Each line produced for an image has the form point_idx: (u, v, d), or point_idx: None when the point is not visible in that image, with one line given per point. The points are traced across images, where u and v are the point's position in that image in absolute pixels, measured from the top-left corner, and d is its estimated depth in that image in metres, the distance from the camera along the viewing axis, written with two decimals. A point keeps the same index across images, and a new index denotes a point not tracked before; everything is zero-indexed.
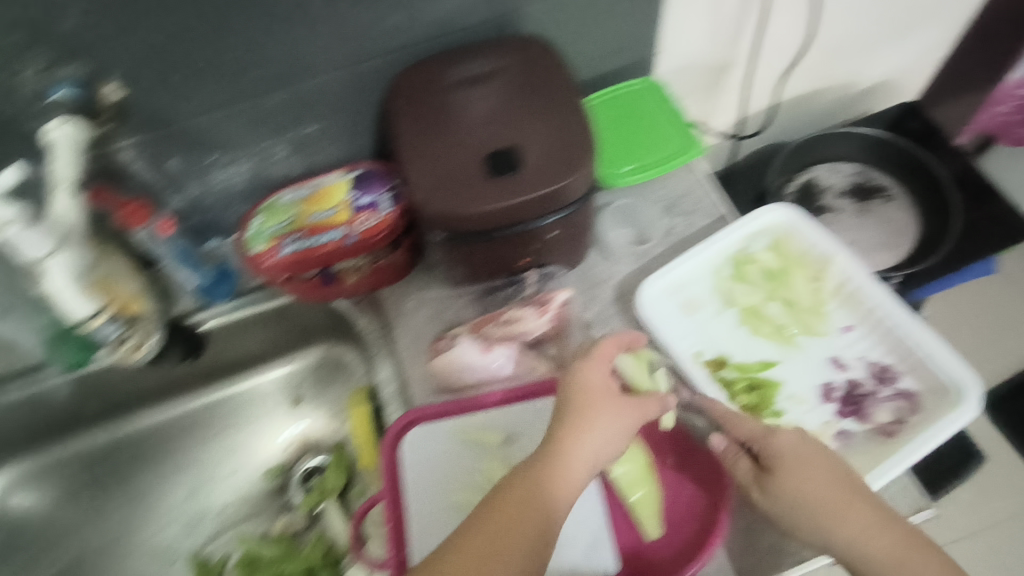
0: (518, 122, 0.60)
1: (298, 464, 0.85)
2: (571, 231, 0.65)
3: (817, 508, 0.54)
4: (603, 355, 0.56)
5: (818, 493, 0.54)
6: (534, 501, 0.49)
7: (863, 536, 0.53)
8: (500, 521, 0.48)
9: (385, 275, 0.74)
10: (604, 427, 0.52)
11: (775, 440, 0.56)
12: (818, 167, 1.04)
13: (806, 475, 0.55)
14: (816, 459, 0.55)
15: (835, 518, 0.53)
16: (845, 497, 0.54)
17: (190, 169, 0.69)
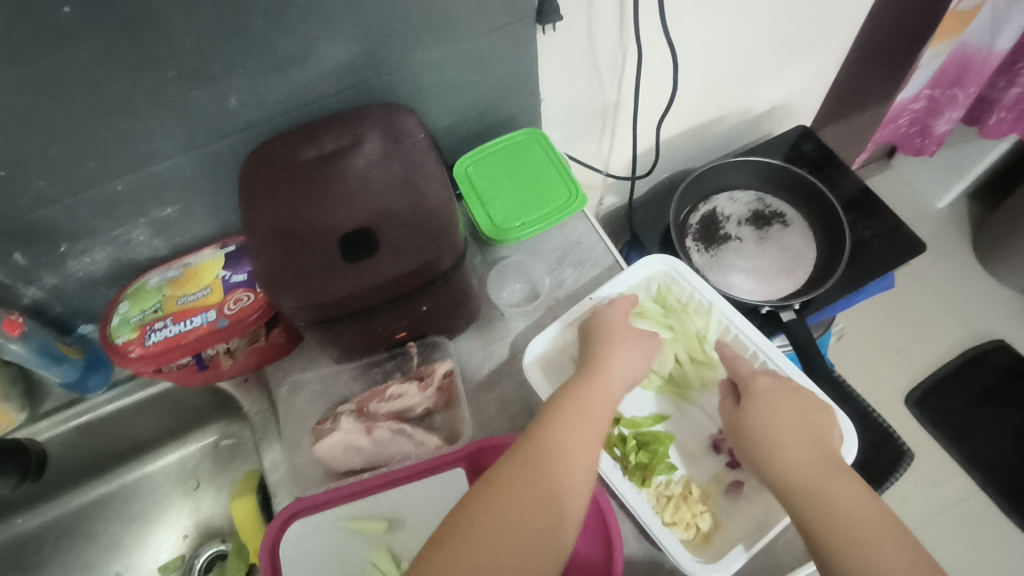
0: (372, 200, 0.58)
1: (197, 554, 0.80)
2: (446, 301, 0.63)
3: (771, 433, 0.55)
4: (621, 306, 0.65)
5: (777, 422, 0.55)
6: (569, 439, 0.51)
7: (801, 461, 0.52)
8: (534, 467, 0.48)
9: (268, 354, 0.70)
10: (625, 364, 0.58)
11: (757, 381, 0.59)
12: (717, 197, 1.07)
13: (777, 409, 0.56)
14: (788, 398, 0.57)
15: (778, 442, 0.54)
16: (801, 430, 0.54)
17: (40, 261, 0.65)
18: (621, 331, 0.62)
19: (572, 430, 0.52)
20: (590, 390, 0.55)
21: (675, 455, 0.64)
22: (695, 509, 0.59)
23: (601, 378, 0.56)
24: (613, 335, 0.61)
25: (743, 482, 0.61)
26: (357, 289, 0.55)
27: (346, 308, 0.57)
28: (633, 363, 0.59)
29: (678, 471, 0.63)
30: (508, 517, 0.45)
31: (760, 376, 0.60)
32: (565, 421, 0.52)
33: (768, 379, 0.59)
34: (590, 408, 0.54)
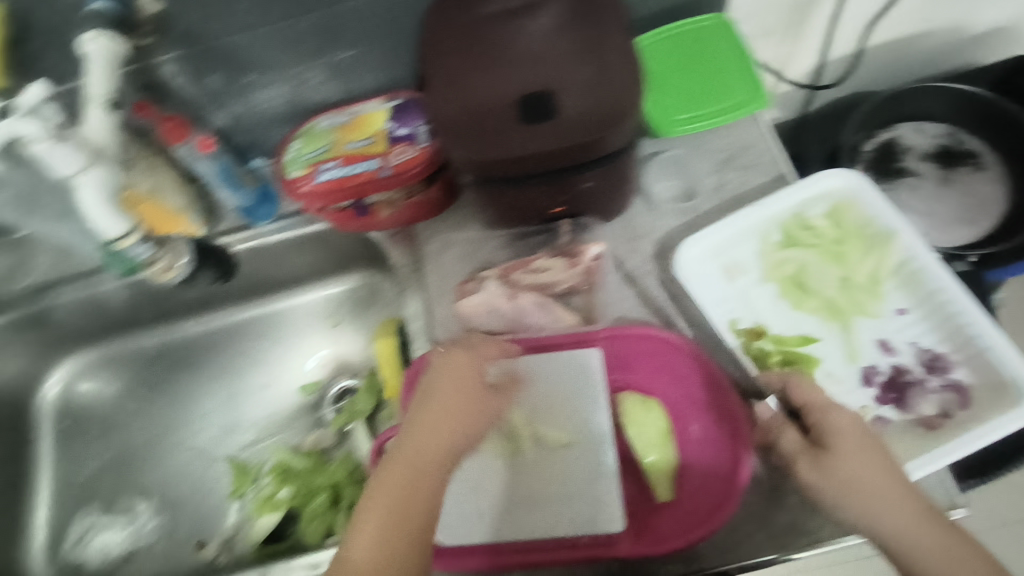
0: (554, 64, 0.53)
1: (333, 383, 0.88)
2: (609, 181, 0.60)
3: (863, 484, 0.48)
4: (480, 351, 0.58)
5: (874, 474, 0.48)
6: (417, 475, 0.50)
7: (910, 526, 0.47)
8: (392, 505, 0.49)
9: (420, 211, 0.72)
10: (469, 391, 0.55)
11: (835, 416, 0.51)
12: (903, 125, 0.92)
13: (866, 455, 0.49)
14: (866, 438, 0.50)
15: (879, 496, 0.48)
16: (893, 477, 0.49)
17: (231, 87, 0.69)
18: (449, 365, 0.56)
19: (417, 471, 0.51)
20: (437, 419, 0.53)
21: (821, 379, 0.61)
22: None
23: (441, 413, 0.53)
24: (439, 372, 0.56)
25: (892, 420, 0.58)
26: (530, 153, 0.54)
27: (515, 171, 0.57)
28: (468, 400, 0.54)
29: (822, 395, 0.61)
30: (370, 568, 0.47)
31: (836, 412, 0.51)
32: (416, 459, 0.51)
33: (847, 415, 0.51)
34: (433, 444, 0.52)
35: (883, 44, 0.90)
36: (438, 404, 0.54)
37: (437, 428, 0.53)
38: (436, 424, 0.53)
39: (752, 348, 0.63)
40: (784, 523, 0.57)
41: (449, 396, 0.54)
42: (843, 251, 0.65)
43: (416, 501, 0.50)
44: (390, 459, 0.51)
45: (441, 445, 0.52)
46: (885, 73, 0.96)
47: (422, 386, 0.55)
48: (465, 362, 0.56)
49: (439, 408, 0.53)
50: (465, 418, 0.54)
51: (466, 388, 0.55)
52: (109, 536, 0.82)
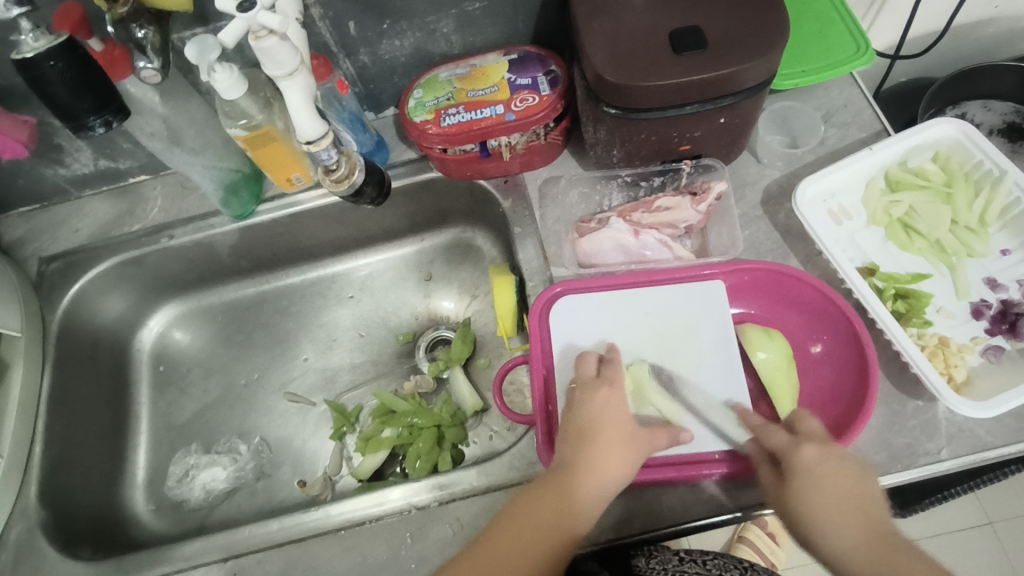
0: (698, 6, 0.60)
1: (425, 335, 0.90)
2: (737, 119, 0.64)
3: (812, 509, 0.48)
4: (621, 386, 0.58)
5: (822, 503, 0.48)
6: (538, 528, 0.50)
7: (851, 553, 0.45)
8: (523, 532, 0.50)
9: (536, 157, 0.76)
10: (619, 457, 0.53)
11: (795, 452, 0.52)
12: (969, 103, 0.99)
13: (819, 487, 0.49)
14: (832, 470, 0.50)
15: (818, 522, 0.47)
16: (843, 503, 0.48)
17: (365, 34, 0.73)
18: (590, 409, 0.56)
19: (542, 524, 0.50)
20: (578, 477, 0.52)
21: (933, 312, 0.65)
22: (952, 360, 0.61)
23: (586, 471, 0.52)
24: (585, 406, 0.56)
25: (1005, 349, 0.62)
26: (680, 80, 0.57)
27: (659, 102, 0.60)
28: (616, 456, 0.53)
29: (934, 327, 0.64)
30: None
31: (800, 445, 0.52)
32: (548, 509, 0.51)
33: (814, 446, 0.51)
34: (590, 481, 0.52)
35: (958, 25, 0.95)
36: (587, 460, 0.52)
37: (572, 489, 0.51)
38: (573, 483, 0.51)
39: (867, 283, 0.66)
40: (904, 444, 0.59)
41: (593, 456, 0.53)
42: (950, 195, 0.69)
43: (530, 548, 0.49)
44: (520, 502, 0.52)
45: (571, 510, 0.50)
46: (954, 56, 1.01)
47: (575, 413, 0.56)
48: (617, 405, 0.56)
49: (585, 463, 0.52)
50: (605, 482, 0.52)
51: (624, 444, 0.54)
52: (214, 473, 0.83)
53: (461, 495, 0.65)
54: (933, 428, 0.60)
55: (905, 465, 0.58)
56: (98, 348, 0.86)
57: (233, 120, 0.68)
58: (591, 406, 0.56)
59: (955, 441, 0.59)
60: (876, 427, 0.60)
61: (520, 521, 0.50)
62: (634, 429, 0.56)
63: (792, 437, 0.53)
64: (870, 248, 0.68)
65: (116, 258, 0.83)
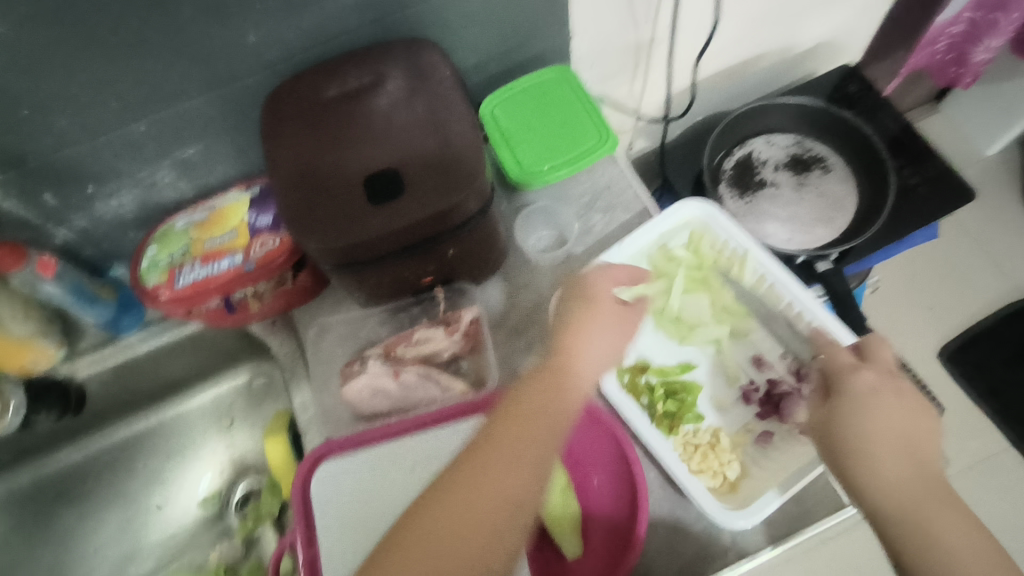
0: (393, 141, 0.55)
1: (235, 487, 0.82)
2: (473, 243, 0.61)
3: (860, 434, 0.49)
4: (607, 283, 0.63)
5: (869, 425, 0.49)
6: (523, 427, 0.52)
7: (901, 482, 0.46)
8: (512, 433, 0.51)
9: (295, 298, 0.70)
10: (591, 349, 0.58)
11: (856, 377, 0.53)
12: (755, 140, 1.00)
13: (875, 411, 0.50)
14: (890, 399, 0.51)
15: (864, 444, 0.49)
16: (894, 434, 0.49)
17: (70, 203, 0.65)
18: (575, 303, 0.60)
19: (527, 418, 0.52)
20: (568, 367, 0.56)
21: (704, 403, 0.64)
22: (723, 458, 0.60)
23: (574, 365, 0.56)
24: (568, 303, 0.62)
25: (773, 433, 0.61)
26: (396, 227, 0.53)
27: (376, 252, 0.56)
28: (600, 341, 0.59)
29: (706, 419, 0.63)
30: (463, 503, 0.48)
31: (861, 370, 0.53)
32: (522, 417, 0.52)
33: (875, 376, 0.52)
34: (572, 374, 0.56)
35: (722, 72, 0.96)
36: (573, 354, 0.57)
37: (551, 384, 0.55)
38: (550, 379, 0.55)
39: (637, 382, 0.64)
40: (694, 554, 0.58)
41: (578, 349, 0.58)
42: (706, 275, 0.68)
43: (523, 447, 0.51)
44: (509, 402, 0.54)
45: (554, 400, 0.54)
46: (732, 94, 1.03)
47: (558, 316, 0.61)
48: (589, 295, 0.61)
49: (566, 352, 0.57)
50: (590, 370, 0.57)
51: (613, 322, 0.59)
52: None
53: None
54: (718, 531, 0.58)
55: None
56: None
57: None
58: (571, 303, 0.61)
59: (740, 543, 0.58)
60: (661, 542, 0.58)
61: (495, 437, 0.52)
62: (616, 310, 0.60)
63: (852, 364, 0.54)
64: (640, 343, 0.67)
65: None
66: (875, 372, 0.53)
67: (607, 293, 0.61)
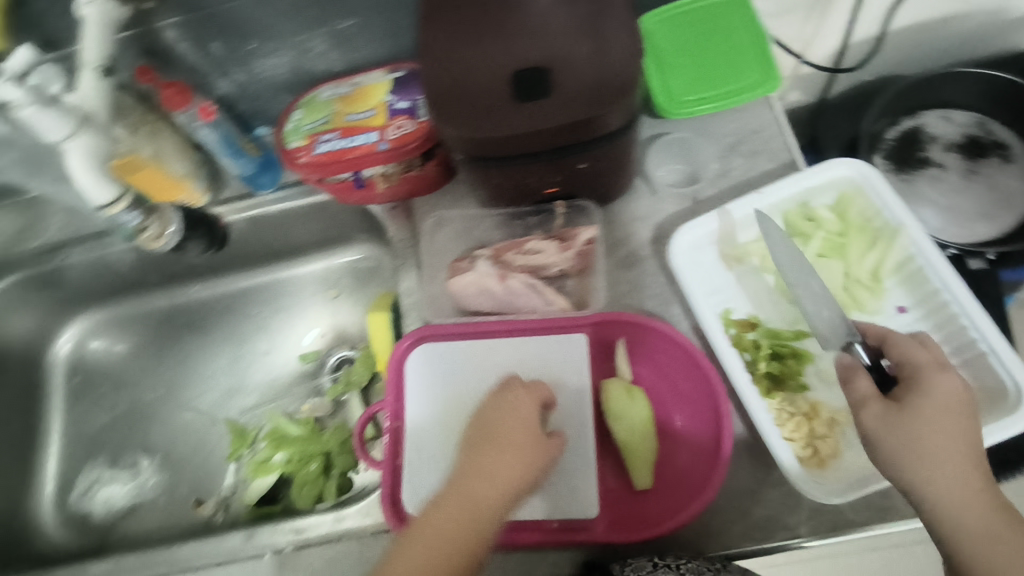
0: (554, 38, 0.51)
1: (331, 353, 0.89)
2: (605, 162, 0.60)
3: (929, 443, 0.44)
4: (515, 400, 0.55)
5: (936, 444, 0.44)
6: (422, 572, 0.45)
7: (966, 498, 0.43)
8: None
9: (419, 186, 0.72)
10: (507, 472, 0.50)
11: (931, 376, 0.47)
12: (928, 113, 0.89)
13: (940, 423, 0.45)
14: (954, 409, 0.45)
15: (929, 466, 0.44)
16: (962, 448, 0.44)
17: (233, 54, 0.69)
18: (489, 418, 0.54)
19: (430, 558, 0.46)
20: (463, 489, 0.49)
21: (812, 375, 0.60)
22: (818, 431, 0.58)
23: (460, 498, 0.49)
24: (495, 412, 0.54)
25: None
26: (542, 127, 0.54)
27: (513, 149, 0.57)
28: (505, 462, 0.51)
29: (810, 392, 0.60)
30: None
31: (940, 372, 0.47)
32: (425, 554, 0.46)
33: (950, 381, 0.46)
34: (473, 509, 0.48)
35: (911, 28, 0.85)
36: (458, 484, 0.50)
37: (452, 520, 0.48)
38: (493, 467, 0.50)
39: (744, 338, 0.62)
40: (763, 517, 0.56)
41: (461, 477, 0.50)
42: (845, 244, 0.63)
43: (454, 544, 0.47)
44: (404, 542, 0.47)
45: (499, 494, 0.49)
46: (917, 56, 0.91)
47: (477, 429, 0.54)
48: (519, 415, 0.54)
49: (470, 474, 0.50)
50: (492, 503, 0.49)
51: (515, 447, 0.52)
52: (115, 489, 0.85)
53: (315, 540, 0.65)
54: (795, 500, 0.56)
55: (755, 541, 0.55)
56: (9, 364, 0.87)
57: (54, 131, 0.57)
58: (491, 420, 0.54)
59: (816, 519, 0.55)
60: (733, 497, 0.57)
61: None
62: (533, 439, 0.53)
63: (932, 359, 0.48)
64: (755, 301, 0.64)
65: (21, 276, 0.84)
66: (947, 370, 0.47)
67: (528, 415, 0.54)
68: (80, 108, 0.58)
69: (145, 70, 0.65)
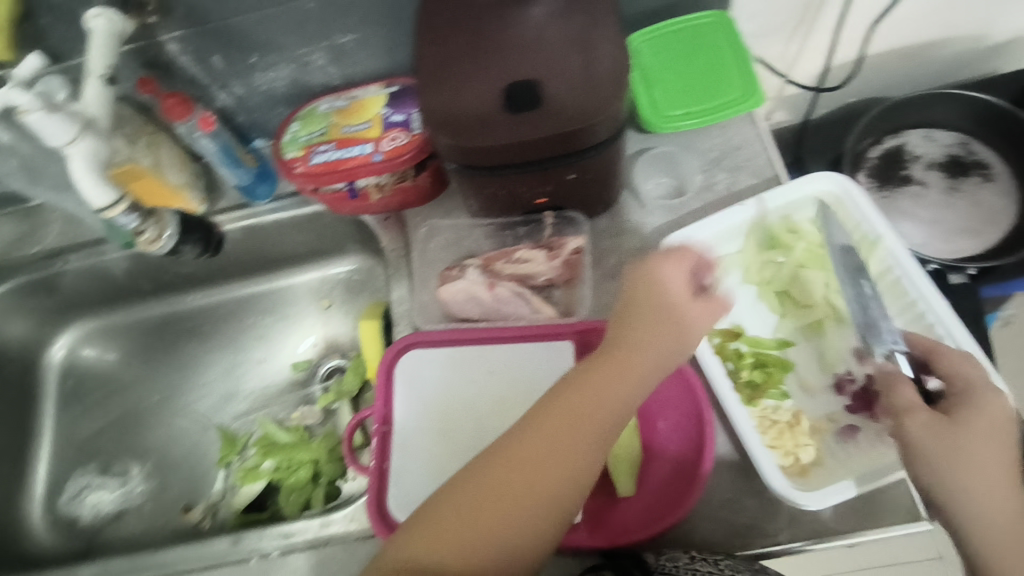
0: (541, 55, 0.54)
1: (323, 362, 0.89)
2: (592, 173, 0.62)
3: (975, 458, 0.44)
4: (672, 266, 0.55)
5: (985, 458, 0.44)
6: (575, 429, 0.47)
7: (1003, 515, 0.43)
8: (558, 432, 0.47)
9: (411, 197, 0.74)
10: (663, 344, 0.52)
11: (978, 397, 0.47)
12: (911, 133, 0.91)
13: (988, 441, 0.45)
14: (999, 427, 0.46)
15: (973, 478, 0.44)
16: (1004, 464, 0.45)
17: (234, 68, 0.71)
18: (644, 287, 0.54)
19: (584, 418, 0.47)
20: (623, 354, 0.51)
21: (792, 383, 0.62)
22: (800, 440, 0.58)
23: (622, 362, 0.50)
24: (644, 280, 0.55)
25: (859, 429, 0.59)
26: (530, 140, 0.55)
27: (501, 160, 0.58)
28: (665, 335, 0.52)
29: (791, 400, 0.61)
30: (545, 444, 0.47)
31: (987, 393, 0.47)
32: (575, 415, 0.47)
33: (999, 404, 0.47)
34: (632, 372, 0.50)
35: (893, 51, 0.88)
36: (619, 349, 0.51)
37: (607, 382, 0.49)
38: (652, 335, 0.52)
39: (728, 347, 0.63)
40: (744, 524, 0.57)
41: (622, 344, 0.51)
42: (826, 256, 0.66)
43: (607, 409, 0.48)
44: (555, 399, 0.49)
45: (653, 366, 0.51)
46: (900, 78, 0.94)
47: (629, 295, 0.54)
48: (676, 287, 0.54)
49: (631, 340, 0.51)
50: (649, 370, 0.51)
51: (672, 322, 0.53)
52: (103, 495, 0.85)
53: (302, 545, 0.65)
54: (774, 508, 0.57)
55: (733, 547, 0.56)
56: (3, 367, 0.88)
57: (59, 136, 0.58)
58: (644, 290, 0.54)
59: (795, 528, 0.56)
60: (715, 504, 0.58)
61: (539, 440, 0.47)
62: (688, 307, 0.54)
63: (979, 380, 0.49)
64: (738, 312, 0.66)
65: (16, 282, 0.84)
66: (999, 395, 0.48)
67: (683, 286, 0.55)
68: (84, 115, 0.60)
69: (145, 82, 0.67)
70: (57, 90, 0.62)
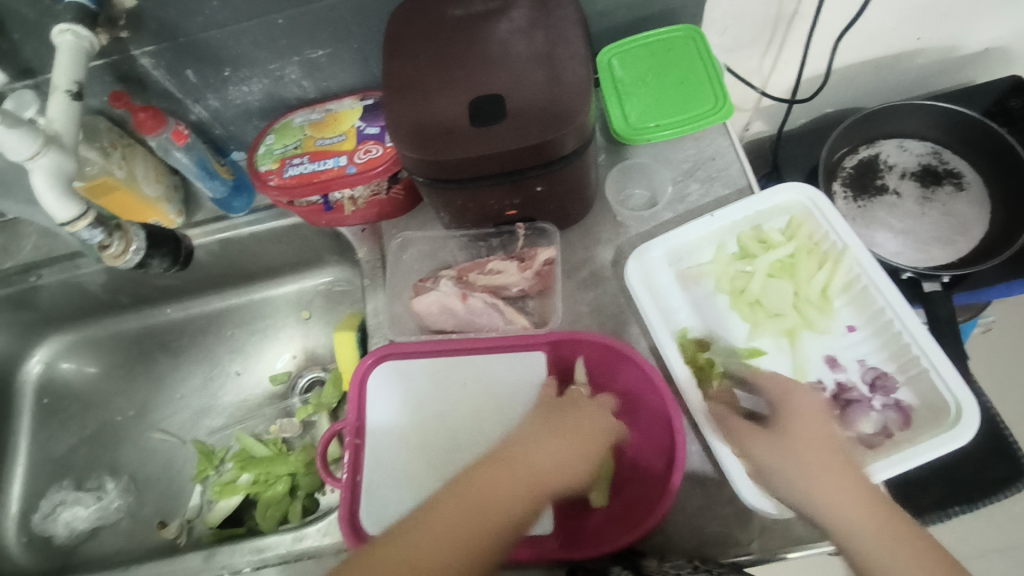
0: (507, 69, 0.55)
1: (301, 374, 0.89)
2: (562, 184, 0.62)
3: (812, 475, 0.48)
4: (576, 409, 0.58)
5: (816, 469, 0.48)
6: (476, 522, 0.46)
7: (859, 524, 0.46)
8: (455, 516, 0.46)
9: (386, 209, 0.74)
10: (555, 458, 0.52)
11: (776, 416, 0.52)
12: (886, 142, 0.93)
13: (811, 455, 0.49)
14: (820, 442, 0.50)
15: (812, 491, 0.48)
16: (845, 479, 0.48)
17: (207, 81, 0.71)
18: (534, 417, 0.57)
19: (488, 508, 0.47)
20: (523, 455, 0.51)
21: None
22: None
23: (519, 463, 0.50)
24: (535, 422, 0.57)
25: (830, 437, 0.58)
26: (498, 152, 0.54)
27: (473, 172, 0.58)
28: (564, 447, 0.53)
29: None
30: (443, 530, 0.45)
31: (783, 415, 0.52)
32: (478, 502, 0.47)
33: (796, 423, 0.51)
34: (528, 473, 0.50)
35: (866, 63, 0.89)
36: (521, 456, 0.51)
37: (498, 473, 0.49)
38: (556, 446, 0.53)
39: (700, 356, 0.64)
40: (715, 534, 0.57)
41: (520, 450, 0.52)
42: (795, 266, 0.67)
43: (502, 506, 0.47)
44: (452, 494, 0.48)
45: (561, 477, 0.51)
46: (874, 89, 0.95)
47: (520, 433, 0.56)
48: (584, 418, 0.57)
49: (531, 447, 0.52)
50: (548, 478, 0.51)
51: (574, 443, 0.54)
52: (77, 511, 0.84)
53: (275, 560, 0.65)
54: (747, 518, 0.57)
55: (704, 556, 0.56)
56: None
57: (21, 150, 0.58)
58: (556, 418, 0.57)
59: (766, 537, 0.56)
60: (687, 514, 0.58)
61: (442, 521, 0.46)
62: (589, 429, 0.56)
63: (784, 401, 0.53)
64: (710, 320, 0.66)
65: None
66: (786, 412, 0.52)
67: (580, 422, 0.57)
68: (50, 130, 0.60)
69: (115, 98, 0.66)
70: (26, 105, 0.62)
